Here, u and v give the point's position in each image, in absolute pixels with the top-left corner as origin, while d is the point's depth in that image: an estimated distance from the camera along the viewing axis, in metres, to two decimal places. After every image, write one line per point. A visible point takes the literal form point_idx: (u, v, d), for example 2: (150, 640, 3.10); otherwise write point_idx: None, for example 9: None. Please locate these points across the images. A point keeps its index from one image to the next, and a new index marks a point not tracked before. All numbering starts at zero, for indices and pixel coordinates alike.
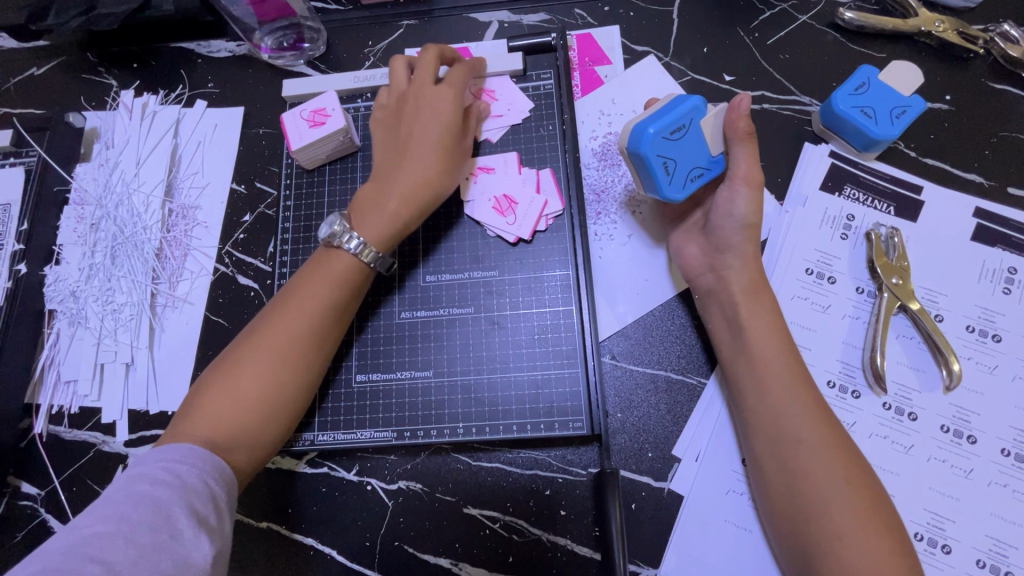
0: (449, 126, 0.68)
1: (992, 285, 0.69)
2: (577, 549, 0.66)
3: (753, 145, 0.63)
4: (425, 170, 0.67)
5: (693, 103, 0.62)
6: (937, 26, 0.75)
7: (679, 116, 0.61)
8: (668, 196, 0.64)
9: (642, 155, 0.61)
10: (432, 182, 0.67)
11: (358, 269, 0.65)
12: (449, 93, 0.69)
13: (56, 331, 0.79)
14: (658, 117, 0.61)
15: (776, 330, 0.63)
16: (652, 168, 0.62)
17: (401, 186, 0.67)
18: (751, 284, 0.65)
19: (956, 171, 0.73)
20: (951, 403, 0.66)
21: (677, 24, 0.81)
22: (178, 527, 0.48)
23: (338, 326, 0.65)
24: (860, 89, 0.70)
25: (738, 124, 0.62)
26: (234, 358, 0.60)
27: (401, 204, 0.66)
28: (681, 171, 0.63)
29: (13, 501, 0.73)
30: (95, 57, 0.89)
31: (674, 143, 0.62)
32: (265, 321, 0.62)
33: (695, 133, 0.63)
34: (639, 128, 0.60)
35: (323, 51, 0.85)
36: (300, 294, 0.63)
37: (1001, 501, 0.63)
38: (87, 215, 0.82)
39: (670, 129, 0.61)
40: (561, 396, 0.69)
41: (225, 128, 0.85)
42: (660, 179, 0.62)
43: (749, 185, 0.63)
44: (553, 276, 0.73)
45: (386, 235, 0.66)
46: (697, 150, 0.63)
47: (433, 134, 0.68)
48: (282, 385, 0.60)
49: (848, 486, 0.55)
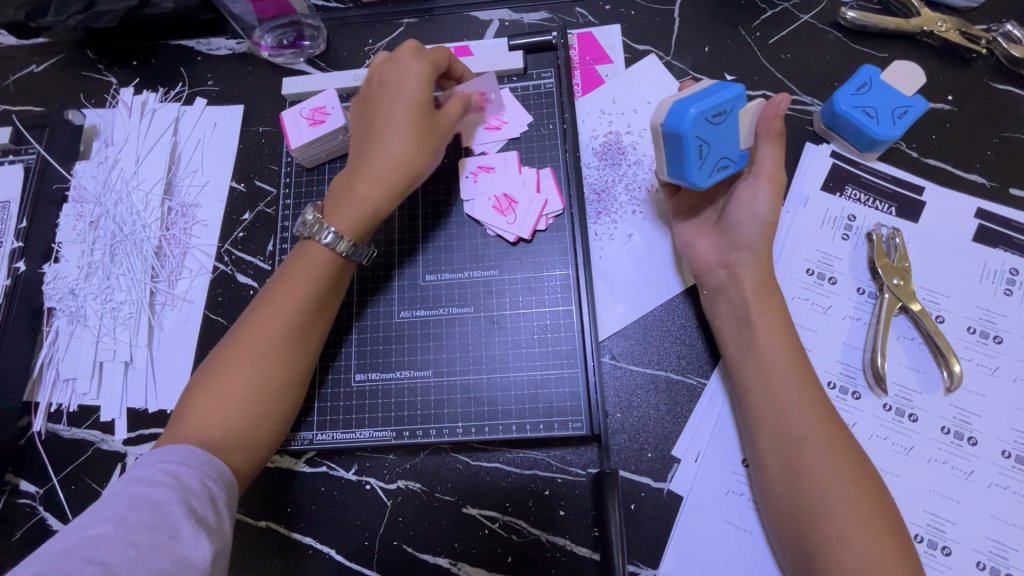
0: (415, 99, 0.64)
1: (993, 286, 0.68)
2: (575, 549, 0.66)
3: (780, 145, 0.64)
4: (392, 148, 0.64)
5: (737, 90, 0.60)
6: (939, 25, 0.75)
7: (723, 100, 0.58)
8: (693, 180, 0.61)
9: (681, 133, 0.58)
10: (400, 160, 0.64)
11: (338, 262, 0.64)
12: (414, 67, 0.66)
13: (55, 329, 0.79)
14: (701, 97, 0.58)
15: (785, 328, 0.63)
16: (687, 149, 0.59)
17: (369, 169, 0.64)
18: (764, 282, 0.65)
19: (958, 171, 0.72)
20: (952, 404, 0.65)
21: (678, 23, 0.81)
22: (176, 527, 0.47)
23: (322, 321, 0.64)
24: (861, 89, 0.70)
25: (773, 122, 0.62)
26: (218, 359, 0.60)
27: (371, 187, 0.64)
28: (713, 158, 0.61)
29: (11, 500, 0.73)
30: (95, 55, 0.89)
31: (713, 128, 0.59)
32: (248, 321, 0.61)
33: (733, 121, 0.61)
34: (682, 105, 0.57)
35: (323, 49, 0.85)
36: (282, 291, 0.62)
37: (1002, 502, 0.63)
38: (86, 214, 0.82)
39: (712, 112, 0.58)
40: (561, 396, 0.69)
41: (224, 126, 0.84)
42: (691, 161, 0.60)
43: (773, 184, 0.64)
44: (553, 275, 0.73)
45: (356, 221, 0.64)
46: (731, 138, 0.61)
47: (400, 112, 0.64)
48: (269, 382, 0.59)
49: (850, 486, 0.55)
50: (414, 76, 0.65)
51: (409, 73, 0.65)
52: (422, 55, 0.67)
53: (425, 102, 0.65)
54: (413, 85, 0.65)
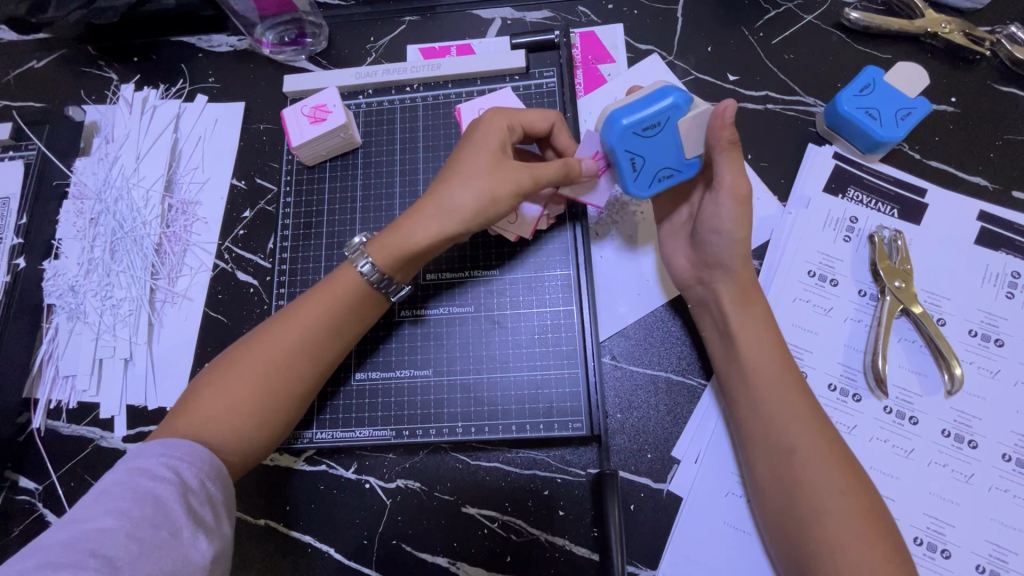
0: (490, 150, 0.62)
1: (995, 289, 0.68)
2: (575, 550, 0.66)
3: (736, 156, 0.61)
4: (448, 190, 0.61)
5: (674, 100, 0.57)
6: (943, 27, 0.75)
7: (654, 113, 0.57)
8: (632, 191, 0.63)
9: (611, 146, 0.59)
10: (452, 202, 0.61)
11: (372, 291, 0.63)
12: (494, 121, 0.64)
13: (55, 326, 0.78)
14: (635, 108, 0.57)
15: (769, 337, 0.62)
16: (618, 162, 0.60)
17: (422, 212, 0.62)
18: (742, 294, 0.64)
19: (961, 173, 0.72)
20: (952, 407, 0.65)
21: (681, 22, 0.80)
22: (177, 525, 0.48)
23: (343, 342, 0.63)
24: (864, 91, 0.70)
25: (723, 134, 0.59)
26: (228, 362, 0.60)
27: (417, 225, 0.62)
28: (650, 169, 0.61)
29: (10, 496, 0.73)
30: (95, 50, 0.89)
31: (646, 140, 0.59)
32: (266, 330, 0.61)
33: (672, 131, 0.59)
34: (611, 118, 0.58)
35: (324, 47, 0.85)
36: (307, 305, 0.62)
37: (1001, 505, 0.63)
38: (86, 210, 0.82)
39: (642, 125, 0.58)
40: (561, 397, 0.69)
41: (225, 123, 0.84)
42: (625, 174, 0.61)
43: (735, 197, 0.62)
44: (554, 275, 0.72)
45: (395, 256, 0.62)
46: (672, 149, 0.60)
47: (471, 159, 0.62)
48: (279, 392, 0.59)
49: (844, 494, 0.55)
50: (497, 131, 0.63)
51: (487, 126, 0.63)
52: (511, 113, 0.65)
53: (498, 151, 0.62)
54: (489, 137, 0.63)
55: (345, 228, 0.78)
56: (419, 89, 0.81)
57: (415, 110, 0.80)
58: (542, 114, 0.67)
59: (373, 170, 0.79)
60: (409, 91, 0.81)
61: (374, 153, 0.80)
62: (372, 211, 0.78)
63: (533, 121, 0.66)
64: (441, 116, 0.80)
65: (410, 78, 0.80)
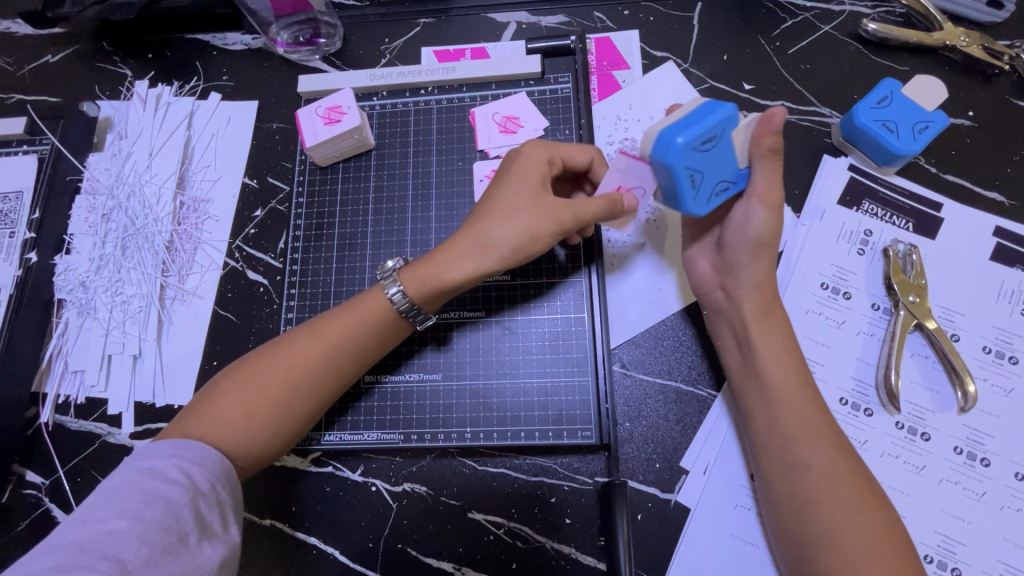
0: (529, 184, 0.62)
1: (1010, 306, 0.68)
2: (581, 558, 0.65)
3: (775, 162, 0.58)
4: (489, 227, 0.61)
5: (726, 111, 0.54)
6: (962, 40, 0.74)
7: (712, 125, 0.53)
8: (691, 211, 0.58)
9: (669, 166, 0.54)
10: (494, 239, 0.61)
11: (401, 320, 0.63)
12: (539, 157, 0.64)
13: (65, 321, 0.79)
14: (689, 124, 0.53)
15: (786, 352, 0.62)
16: (680, 181, 0.55)
17: (456, 245, 0.62)
18: (764, 305, 0.63)
19: (977, 188, 0.72)
20: (965, 424, 0.65)
21: (698, 30, 0.80)
22: (185, 531, 0.48)
23: (364, 361, 0.63)
24: (882, 103, 0.70)
25: (763, 141, 0.56)
26: (248, 370, 0.59)
27: (452, 256, 0.62)
28: (707, 185, 0.57)
29: (17, 490, 0.73)
30: (110, 46, 0.89)
31: (702, 155, 0.55)
32: (288, 342, 0.61)
33: (725, 144, 0.56)
34: (667, 136, 0.53)
35: (339, 47, 0.85)
36: (330, 324, 0.62)
37: (1012, 525, 0.62)
38: (98, 206, 0.82)
39: (701, 139, 0.53)
40: (570, 404, 0.69)
41: (239, 121, 0.84)
42: (685, 193, 0.56)
43: (767, 205, 0.60)
44: (566, 283, 0.72)
45: (426, 284, 0.62)
46: (723, 161, 0.57)
47: (512, 194, 0.62)
48: (296, 404, 0.59)
49: (858, 514, 0.54)
50: (538, 166, 0.63)
51: (530, 162, 0.63)
52: (553, 149, 0.65)
53: (538, 187, 0.62)
54: (531, 172, 0.63)
55: (356, 230, 0.78)
56: (433, 92, 0.81)
57: (429, 112, 0.80)
58: (582, 148, 0.67)
59: (386, 172, 0.79)
60: (424, 93, 0.81)
61: (387, 155, 0.80)
62: (383, 213, 0.78)
63: (573, 155, 0.66)
64: (455, 119, 0.80)
65: (424, 81, 0.80)
